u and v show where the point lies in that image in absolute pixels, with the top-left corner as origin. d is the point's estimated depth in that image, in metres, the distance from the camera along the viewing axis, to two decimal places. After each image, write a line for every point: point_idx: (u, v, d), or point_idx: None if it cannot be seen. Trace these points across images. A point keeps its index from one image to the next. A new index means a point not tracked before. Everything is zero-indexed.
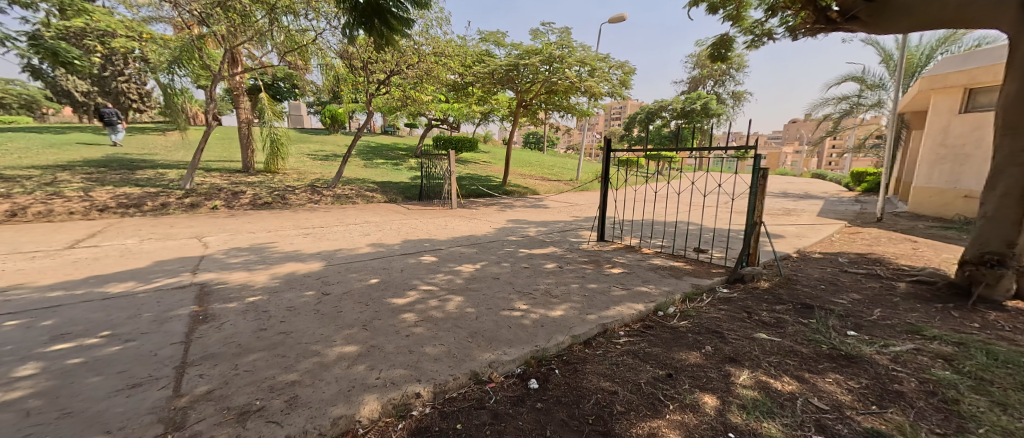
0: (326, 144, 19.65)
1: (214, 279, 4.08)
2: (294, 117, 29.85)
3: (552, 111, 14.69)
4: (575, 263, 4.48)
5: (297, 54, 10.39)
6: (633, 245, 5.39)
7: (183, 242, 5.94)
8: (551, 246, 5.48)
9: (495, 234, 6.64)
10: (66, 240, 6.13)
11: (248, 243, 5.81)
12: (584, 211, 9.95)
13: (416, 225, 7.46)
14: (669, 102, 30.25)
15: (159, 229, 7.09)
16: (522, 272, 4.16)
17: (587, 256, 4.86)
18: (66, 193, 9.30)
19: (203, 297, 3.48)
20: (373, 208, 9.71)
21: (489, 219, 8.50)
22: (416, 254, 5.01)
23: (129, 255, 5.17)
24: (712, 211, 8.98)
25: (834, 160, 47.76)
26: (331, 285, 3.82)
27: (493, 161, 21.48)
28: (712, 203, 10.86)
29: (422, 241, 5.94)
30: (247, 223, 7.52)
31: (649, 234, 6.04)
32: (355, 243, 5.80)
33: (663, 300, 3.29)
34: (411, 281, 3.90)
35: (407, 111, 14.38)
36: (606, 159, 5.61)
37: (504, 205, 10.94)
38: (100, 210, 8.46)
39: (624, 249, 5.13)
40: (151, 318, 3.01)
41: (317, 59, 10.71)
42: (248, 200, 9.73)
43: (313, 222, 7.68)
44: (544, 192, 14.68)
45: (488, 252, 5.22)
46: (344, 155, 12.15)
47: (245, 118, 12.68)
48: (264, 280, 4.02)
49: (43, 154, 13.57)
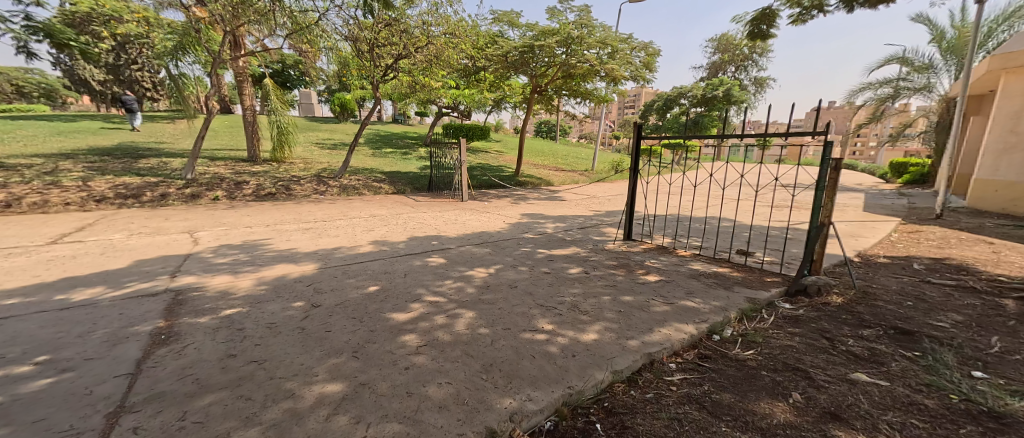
0: (335, 133, 19.19)
1: (192, 284, 3.61)
2: (305, 107, 29.46)
3: (568, 97, 14.00)
4: (603, 269, 3.89)
5: (303, 38, 9.89)
6: (666, 246, 4.77)
7: (172, 238, 5.49)
8: (573, 247, 4.88)
9: (509, 231, 6.07)
10: (51, 234, 5.72)
11: (241, 239, 5.33)
12: (604, 205, 9.31)
13: (424, 220, 6.92)
14: (688, 89, 29.19)
15: (152, 222, 6.67)
16: (543, 279, 3.59)
17: (616, 260, 4.26)
18: (64, 182, 8.98)
19: (173, 309, 3.01)
20: (380, 201, 9.19)
21: (502, 213, 7.93)
22: (422, 255, 4.47)
23: (110, 253, 4.74)
24: (745, 206, 8.26)
25: (858, 151, 46.14)
26: (322, 293, 3.31)
27: (506, 151, 20.85)
28: (742, 195, 10.14)
29: (430, 239, 5.39)
30: (244, 216, 7.05)
31: (680, 232, 5.41)
32: (356, 241, 5.28)
33: (717, 320, 2.67)
34: (415, 290, 3.35)
35: (417, 98, 13.80)
36: (636, 149, 4.99)
37: (518, 198, 10.37)
38: (97, 201, 8.10)
39: (656, 252, 4.52)
40: (104, 337, 2.54)
41: (324, 45, 10.23)
42: (251, 191, 9.22)
43: (316, 216, 7.20)
44: (559, 183, 14.06)
45: (503, 253, 4.66)
46: (352, 144, 11.62)
47: (249, 105, 12.17)
48: (247, 286, 3.53)
49: (48, 142, 13.34)
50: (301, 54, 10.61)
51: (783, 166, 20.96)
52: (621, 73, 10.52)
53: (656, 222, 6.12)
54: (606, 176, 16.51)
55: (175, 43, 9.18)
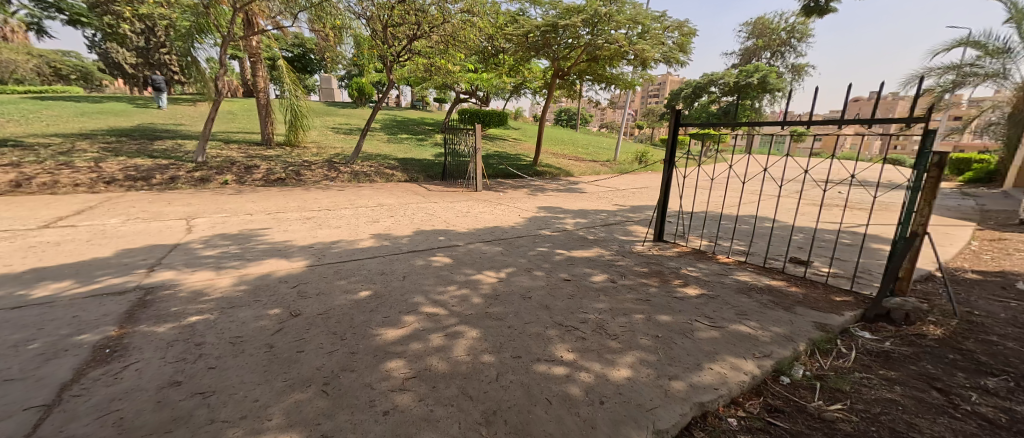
0: (352, 118, 18.91)
1: (167, 281, 3.23)
2: (325, 92, 29.35)
3: (592, 83, 13.31)
4: (632, 277, 3.33)
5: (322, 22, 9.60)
6: (705, 249, 4.16)
7: (166, 224, 5.16)
8: (595, 249, 4.32)
9: (524, 227, 5.53)
10: (48, 217, 5.47)
11: (236, 228, 4.96)
12: (628, 199, 8.67)
13: (434, 212, 6.44)
14: (719, 76, 27.93)
15: (154, 206, 6.40)
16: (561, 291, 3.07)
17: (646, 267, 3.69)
18: (77, 163, 8.71)
19: (134, 314, 2.62)
20: (391, 189, 8.77)
21: (518, 205, 7.41)
22: (426, 255, 4.00)
23: (98, 240, 4.43)
24: (786, 204, 7.52)
25: None
26: (305, 299, 2.87)
27: (524, 139, 20.26)
28: (780, 192, 9.33)
29: (437, 235, 4.91)
30: (248, 203, 6.71)
31: (718, 233, 4.81)
32: (358, 234, 4.84)
33: (784, 354, 2.08)
34: (411, 298, 2.87)
35: (434, 82, 13.35)
36: (673, 137, 4.36)
37: (535, 189, 9.85)
38: (107, 183, 7.85)
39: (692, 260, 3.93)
40: (40, 350, 2.15)
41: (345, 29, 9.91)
42: (261, 175, 8.84)
43: (322, 204, 6.82)
44: (579, 174, 13.45)
45: (516, 253, 4.14)
46: (364, 129, 11.23)
47: (262, 87, 11.81)
48: (225, 285, 3.12)
49: (71, 121, 13.39)
50: (321, 39, 10.33)
51: (819, 159, 19.72)
52: (652, 55, 9.77)
53: (689, 220, 5.51)
54: (628, 168, 15.74)
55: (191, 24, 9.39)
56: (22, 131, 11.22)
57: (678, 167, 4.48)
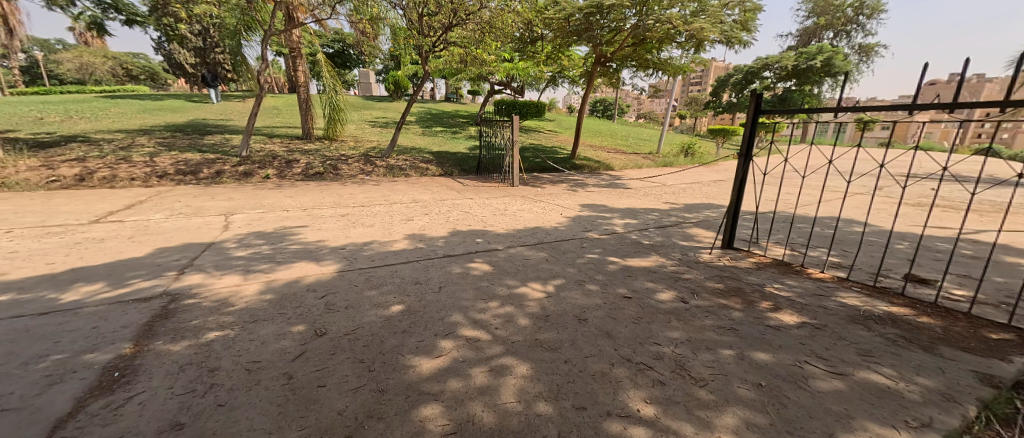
0: (389, 111, 18.99)
1: (194, 286, 3.03)
2: (364, 86, 29.80)
3: (636, 70, 12.55)
4: (704, 298, 2.83)
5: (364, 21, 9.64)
6: (788, 260, 3.59)
7: (204, 220, 5.08)
8: (652, 260, 3.82)
9: (567, 228, 5.08)
10: (99, 211, 5.51)
11: (271, 226, 4.80)
12: (677, 197, 7.98)
13: (471, 210, 6.11)
14: (774, 60, 26.29)
15: (197, 200, 6.41)
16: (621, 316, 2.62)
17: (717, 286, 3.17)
18: (134, 158, 8.50)
19: (153, 327, 2.40)
20: (426, 184, 8.54)
21: (559, 202, 6.95)
22: (465, 261, 3.66)
23: (138, 235, 4.37)
24: (865, 203, 6.61)
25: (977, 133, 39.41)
26: (332, 314, 2.58)
27: (560, 131, 19.64)
28: (853, 188, 8.33)
29: (475, 238, 4.57)
30: (285, 198, 6.62)
31: (799, 239, 4.20)
32: (392, 235, 4.57)
33: (951, 423, 1.53)
34: (448, 318, 2.52)
35: (470, 73, 13.05)
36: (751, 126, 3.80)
37: (575, 184, 9.33)
38: (159, 178, 7.69)
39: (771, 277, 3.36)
40: (47, 372, 1.95)
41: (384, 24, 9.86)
42: (300, 169, 8.84)
43: (357, 200, 6.65)
44: (620, 167, 12.75)
45: (563, 262, 3.72)
46: (400, 122, 11.09)
47: (302, 81, 11.89)
48: (252, 294, 2.89)
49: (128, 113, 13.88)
50: (362, 34, 10.33)
51: (889, 148, 17.86)
52: (710, 36, 8.93)
53: (760, 223, 4.90)
54: (673, 162, 14.80)
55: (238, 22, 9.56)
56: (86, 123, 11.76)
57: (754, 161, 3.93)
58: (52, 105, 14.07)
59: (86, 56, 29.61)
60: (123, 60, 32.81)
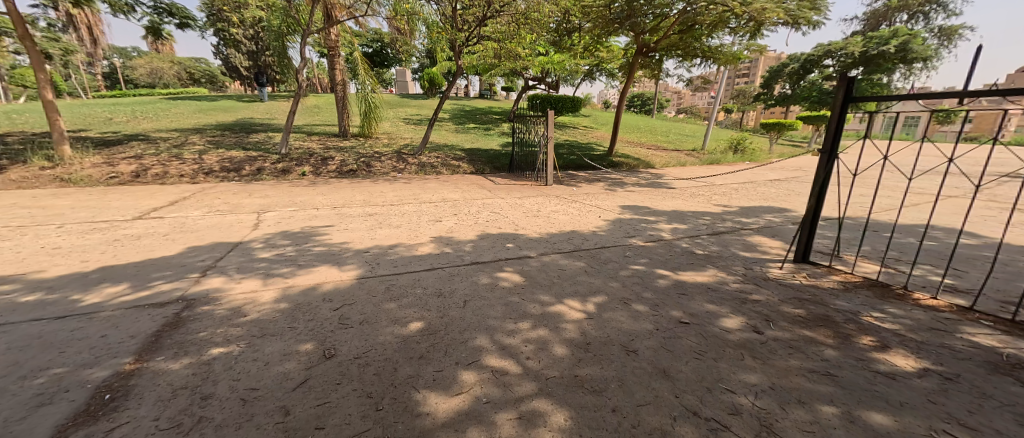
0: (424, 109, 19.06)
1: (211, 291, 2.87)
2: (402, 84, 30.28)
3: (681, 60, 11.80)
4: (778, 330, 2.44)
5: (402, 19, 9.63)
6: (878, 282, 3.24)
7: (236, 218, 5.05)
8: (704, 276, 3.36)
9: (606, 233, 4.66)
10: (145, 207, 5.49)
11: (299, 226, 4.69)
12: (726, 198, 7.30)
13: (502, 211, 5.80)
14: (838, 47, 24.94)
15: (235, 196, 6.43)
16: (675, 350, 2.22)
17: (788, 314, 2.69)
18: (186, 155, 8.57)
19: (160, 337, 2.22)
20: (457, 182, 8.32)
21: (596, 203, 6.53)
22: (493, 272, 3.34)
23: (171, 231, 4.34)
24: (951, 211, 5.81)
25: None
26: (346, 330, 2.37)
27: (597, 127, 18.97)
28: (933, 192, 7.41)
29: (506, 242, 4.25)
30: (317, 196, 6.58)
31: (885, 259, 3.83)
32: (418, 238, 4.33)
33: None
34: (471, 343, 2.26)
35: (504, 68, 12.79)
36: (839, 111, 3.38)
37: (612, 183, 8.84)
38: (205, 174, 7.74)
39: (852, 306, 2.83)
40: (39, 390, 1.79)
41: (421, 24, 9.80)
42: (335, 167, 8.86)
43: (386, 199, 6.50)
44: (661, 165, 12.03)
45: (602, 276, 3.34)
46: (433, 119, 10.98)
47: (341, 79, 12.05)
48: (267, 302, 2.69)
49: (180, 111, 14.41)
50: (400, 32, 10.34)
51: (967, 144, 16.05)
52: (771, 17, 8.18)
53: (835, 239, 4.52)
54: (720, 159, 13.81)
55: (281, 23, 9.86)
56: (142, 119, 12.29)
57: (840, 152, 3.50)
58: (117, 104, 15.00)
59: (154, 62, 31.97)
60: (186, 64, 34.97)
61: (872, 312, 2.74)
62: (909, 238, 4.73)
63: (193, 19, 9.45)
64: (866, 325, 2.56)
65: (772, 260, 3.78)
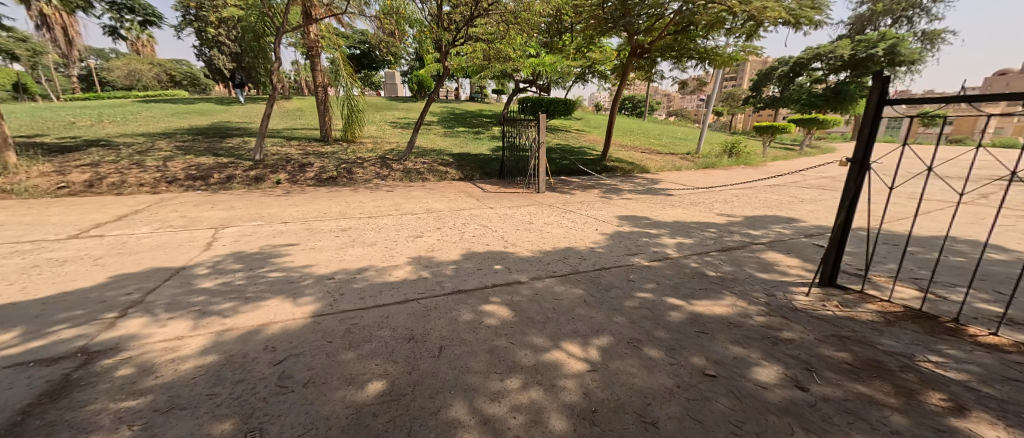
0: (411, 112, 18.50)
1: (124, 338, 2.31)
2: (390, 87, 29.65)
3: (676, 62, 11.47)
4: (826, 387, 1.97)
5: (389, 18, 9.15)
6: (923, 313, 2.80)
7: (190, 235, 4.47)
8: (722, 308, 2.89)
9: (605, 251, 4.19)
10: (87, 222, 4.84)
11: (259, 245, 4.13)
12: (728, 206, 6.90)
13: (491, 224, 5.31)
14: (828, 50, 25.03)
15: (194, 208, 5.78)
16: (705, 422, 1.73)
17: (831, 361, 2.22)
18: (149, 162, 7.81)
19: (26, 419, 1.67)
20: (443, 189, 7.81)
21: (592, 213, 6.06)
22: (477, 305, 2.84)
23: (106, 254, 3.75)
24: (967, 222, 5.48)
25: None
26: (282, 397, 1.85)
27: (588, 130, 18.58)
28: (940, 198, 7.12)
29: (493, 264, 3.74)
30: (289, 207, 6.01)
31: (920, 284, 3.41)
32: (394, 259, 3.81)
33: None
34: (445, 417, 1.75)
35: (493, 70, 12.36)
36: (872, 112, 2.96)
37: (608, 190, 8.40)
38: (168, 183, 7.02)
39: (903, 347, 2.36)
40: None
41: (411, 25, 9.41)
42: (314, 174, 8.27)
43: (364, 210, 5.94)
44: (656, 170, 11.65)
45: (605, 308, 2.84)
46: (418, 122, 10.48)
47: (322, 81, 11.49)
48: (190, 356, 2.14)
49: (151, 112, 13.54)
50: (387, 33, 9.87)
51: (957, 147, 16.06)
52: (769, 17, 7.93)
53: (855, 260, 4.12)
54: (715, 163, 13.47)
55: (257, 20, 9.51)
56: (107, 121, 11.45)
57: (872, 162, 3.07)
58: (86, 107, 14.21)
59: (134, 64, 30.89)
60: (167, 67, 33.84)
61: (929, 355, 2.29)
62: (934, 254, 4.34)
63: (157, 16, 8.78)
64: (928, 375, 2.10)
65: (794, 285, 3.33)
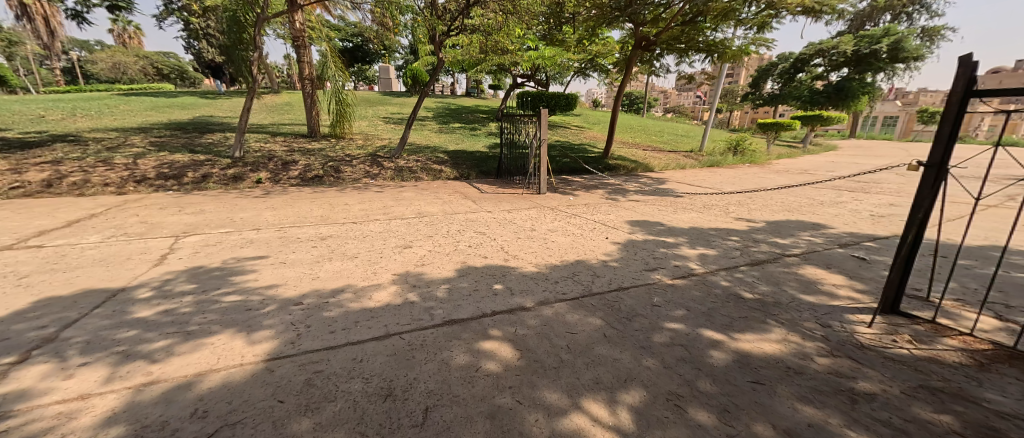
0: (404, 107, 17.88)
1: (10, 398, 1.75)
2: (383, 82, 28.96)
3: (683, 55, 10.96)
4: None
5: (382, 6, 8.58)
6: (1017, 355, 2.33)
7: (144, 244, 3.89)
8: (773, 345, 2.39)
9: (621, 265, 3.68)
10: (29, 229, 4.25)
11: (222, 258, 3.57)
12: (743, 209, 6.41)
13: (489, 230, 4.78)
14: (830, 46, 24.60)
15: (159, 211, 5.19)
16: None
17: (936, 431, 1.73)
18: (117, 160, 7.19)
19: None
20: (437, 190, 7.27)
21: (600, 217, 5.54)
22: (473, 344, 2.30)
23: (36, 271, 3.16)
24: (1008, 231, 5.06)
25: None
26: None
27: (588, 126, 18.06)
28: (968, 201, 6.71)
29: (492, 283, 3.21)
30: (265, 210, 5.44)
31: (995, 311, 2.93)
32: (377, 276, 3.27)
33: None
34: None
35: (490, 64, 11.81)
36: (955, 106, 2.47)
37: (613, 190, 7.90)
38: (137, 183, 6.42)
39: (1017, 409, 1.87)
40: None
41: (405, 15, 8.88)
42: (298, 173, 7.70)
43: (349, 214, 5.38)
44: (661, 169, 11.15)
45: (631, 345, 2.32)
46: (410, 118, 9.89)
47: (308, 73, 10.69)
48: (88, 428, 1.60)
49: (129, 105, 12.80)
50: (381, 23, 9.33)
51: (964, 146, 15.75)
52: (789, 6, 7.50)
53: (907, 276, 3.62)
54: (720, 161, 13.00)
55: (240, 7, 8.89)
56: (78, 115, 10.73)
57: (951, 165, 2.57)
58: (59, 100, 13.44)
59: (118, 55, 29.93)
60: (153, 59, 32.86)
61: None
62: (988, 268, 3.88)
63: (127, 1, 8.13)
64: None
65: (849, 311, 2.84)
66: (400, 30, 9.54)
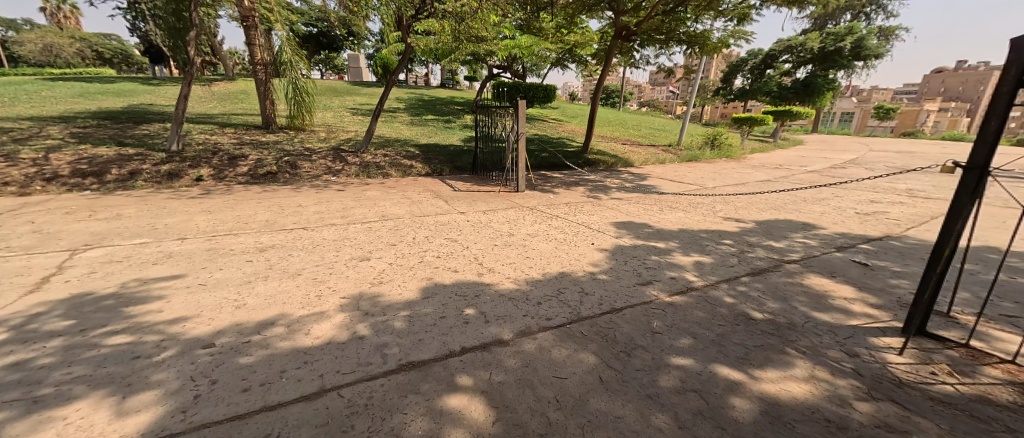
0: (373, 97, 16.92)
1: None
2: (353, 71, 27.60)
3: (663, 47, 10.65)
4: None
5: None
6: None
7: (26, 263, 3.14)
8: (800, 385, 1.96)
9: (610, 279, 3.22)
10: None
11: (123, 280, 2.89)
12: (730, 208, 6.11)
13: (460, 236, 4.23)
14: (798, 43, 25.15)
15: (62, 216, 4.35)
16: None
17: None
18: (24, 153, 6.18)
19: None
20: (405, 188, 6.63)
21: (583, 219, 5.08)
22: (435, 401, 1.79)
23: None
24: (997, 232, 4.92)
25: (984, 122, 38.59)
26: None
27: (565, 119, 17.63)
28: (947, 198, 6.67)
29: (464, 306, 2.68)
30: (199, 213, 4.69)
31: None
32: (321, 301, 2.68)
33: None
34: None
35: (463, 52, 11.14)
36: (1003, 97, 2.10)
37: (594, 187, 7.48)
38: (45, 182, 5.49)
39: None
40: None
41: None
42: (247, 169, 6.88)
43: (299, 218, 4.70)
44: (641, 163, 10.86)
45: (634, 396, 1.86)
46: (376, 108, 9.13)
47: (260, 58, 9.83)
48: None
49: (54, 91, 11.40)
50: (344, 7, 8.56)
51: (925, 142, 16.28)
52: None
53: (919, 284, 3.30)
54: (698, 156, 12.85)
55: None
56: None
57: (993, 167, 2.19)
58: None
59: (52, 37, 27.30)
60: (93, 41, 30.31)
61: None
62: (995, 272, 3.63)
63: None
64: None
65: (873, 333, 2.46)
66: (366, 16, 8.79)
